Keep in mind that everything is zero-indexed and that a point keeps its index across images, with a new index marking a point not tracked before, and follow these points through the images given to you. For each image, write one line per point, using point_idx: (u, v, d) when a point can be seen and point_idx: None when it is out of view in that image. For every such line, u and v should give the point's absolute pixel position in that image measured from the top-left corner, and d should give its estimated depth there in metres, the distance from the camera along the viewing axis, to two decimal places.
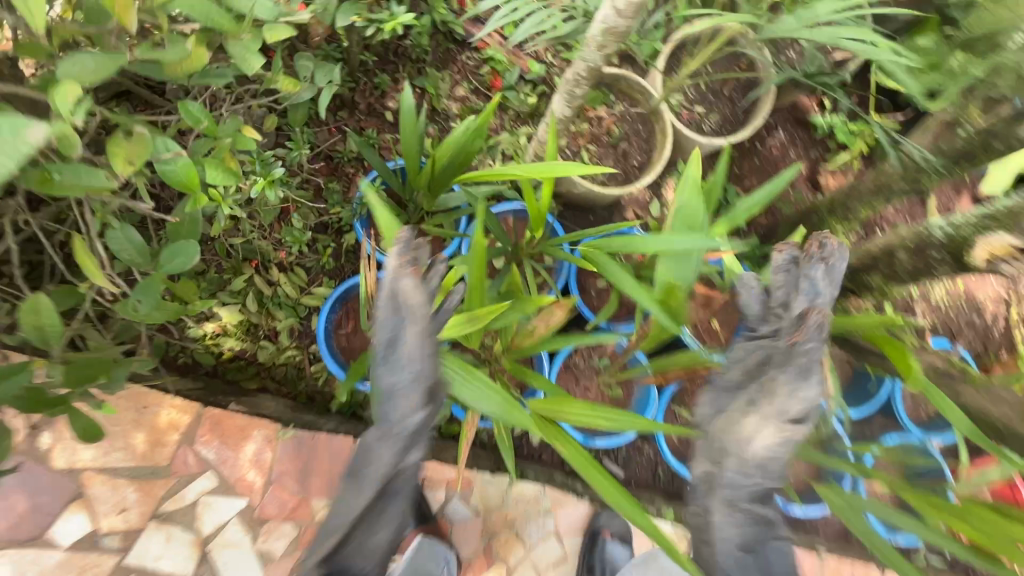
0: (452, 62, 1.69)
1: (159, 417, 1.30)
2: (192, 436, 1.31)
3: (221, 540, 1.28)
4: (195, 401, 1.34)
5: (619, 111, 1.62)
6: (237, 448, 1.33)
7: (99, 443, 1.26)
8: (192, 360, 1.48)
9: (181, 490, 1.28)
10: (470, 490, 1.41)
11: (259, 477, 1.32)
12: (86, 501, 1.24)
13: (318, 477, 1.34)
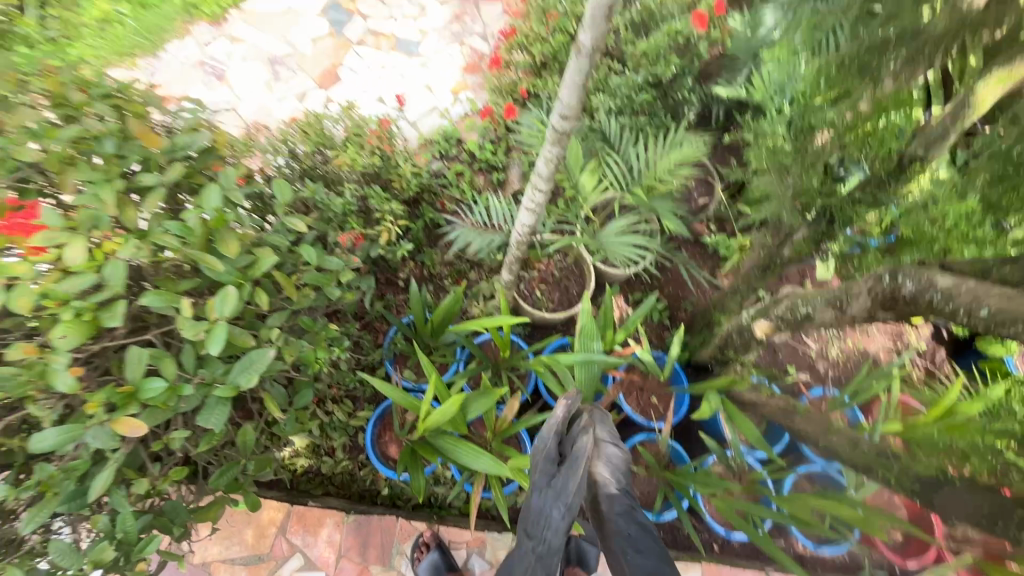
0: (439, 241, 2.28)
1: (261, 515, 1.84)
2: (284, 529, 1.84)
3: None
4: (285, 501, 1.88)
5: (557, 259, 2.23)
6: (314, 534, 1.85)
7: (221, 540, 1.81)
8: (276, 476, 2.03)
9: (278, 570, 1.80)
10: (483, 547, 1.89)
11: (331, 554, 1.83)
12: None
13: (374, 549, 1.85)
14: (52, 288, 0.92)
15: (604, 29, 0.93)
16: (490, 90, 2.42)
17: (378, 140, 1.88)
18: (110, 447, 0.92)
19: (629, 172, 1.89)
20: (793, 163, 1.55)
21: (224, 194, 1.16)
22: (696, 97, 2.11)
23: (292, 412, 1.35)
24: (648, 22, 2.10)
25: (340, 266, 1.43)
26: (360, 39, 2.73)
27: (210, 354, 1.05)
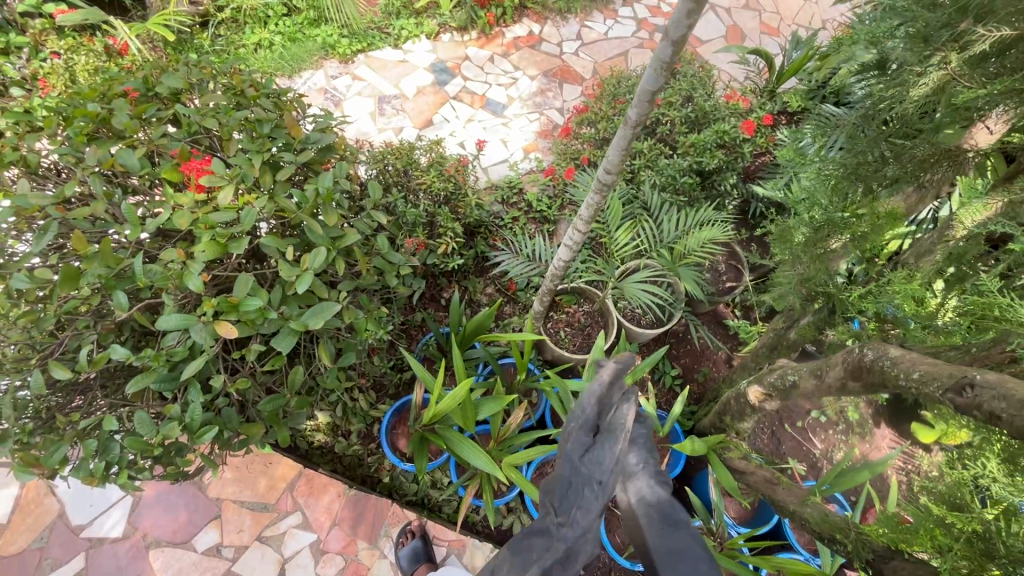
0: (485, 273, 2.55)
1: (277, 471, 2.07)
2: (292, 488, 2.05)
3: (295, 561, 1.94)
4: (298, 464, 2.10)
5: (586, 308, 2.42)
6: (316, 500, 2.04)
7: (237, 483, 2.04)
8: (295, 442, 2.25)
9: (278, 522, 1.99)
10: (463, 550, 2.01)
11: (326, 520, 2.01)
12: (220, 522, 1.98)
13: (364, 526, 2.01)
14: (205, 216, 1.25)
15: (648, 110, 1.21)
16: (555, 153, 2.77)
17: (455, 171, 2.23)
18: (208, 341, 1.20)
19: (659, 237, 2.17)
20: (803, 254, 1.76)
21: (335, 179, 1.50)
22: (736, 191, 2.41)
23: (335, 369, 1.61)
24: (701, 120, 2.33)
25: (402, 260, 1.72)
26: (456, 94, 3.21)
27: (296, 292, 1.33)
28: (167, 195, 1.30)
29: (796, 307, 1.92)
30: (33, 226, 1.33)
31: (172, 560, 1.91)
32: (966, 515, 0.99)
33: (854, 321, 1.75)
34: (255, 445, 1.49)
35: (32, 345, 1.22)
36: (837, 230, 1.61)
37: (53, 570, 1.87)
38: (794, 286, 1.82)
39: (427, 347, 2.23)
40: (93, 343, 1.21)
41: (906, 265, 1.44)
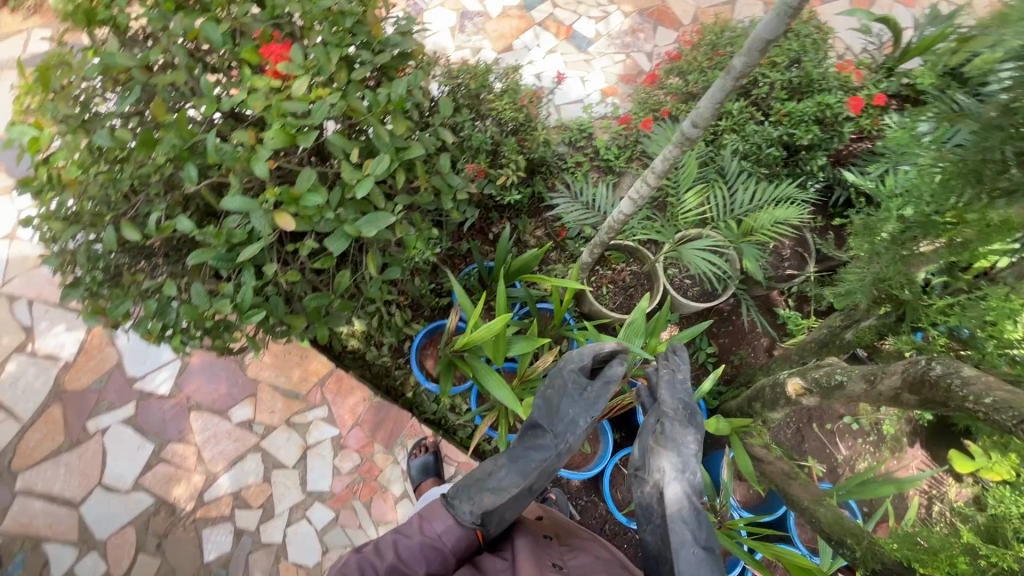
0: (539, 214, 2.49)
1: (311, 365, 2.19)
2: (321, 383, 2.17)
3: (316, 449, 2.09)
4: (330, 363, 2.20)
5: (634, 268, 2.35)
6: (342, 399, 2.15)
7: (273, 369, 2.17)
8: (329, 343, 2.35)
9: (305, 411, 2.13)
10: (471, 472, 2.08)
11: (348, 419, 2.13)
12: (254, 400, 2.12)
13: (382, 432, 2.12)
14: (278, 104, 1.25)
15: (757, 61, 1.08)
16: (635, 101, 2.61)
17: (528, 102, 2.13)
18: (266, 229, 1.23)
19: (730, 208, 2.05)
20: (884, 252, 1.62)
21: (408, 87, 1.45)
22: (824, 173, 2.22)
23: (378, 280, 1.63)
24: (804, 87, 2.12)
25: (460, 184, 1.68)
26: (542, 21, 3.02)
27: (354, 196, 1.33)
28: (244, 76, 1.29)
29: (860, 307, 1.80)
30: (117, 88, 1.36)
31: (209, 425, 2.08)
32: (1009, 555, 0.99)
33: (921, 334, 1.63)
34: (296, 337, 1.56)
35: (107, 203, 1.28)
36: (932, 233, 1.46)
37: (108, 412, 2.07)
38: (865, 285, 1.70)
39: (467, 277, 2.23)
40: (161, 211, 1.26)
41: (1002, 284, 1.30)
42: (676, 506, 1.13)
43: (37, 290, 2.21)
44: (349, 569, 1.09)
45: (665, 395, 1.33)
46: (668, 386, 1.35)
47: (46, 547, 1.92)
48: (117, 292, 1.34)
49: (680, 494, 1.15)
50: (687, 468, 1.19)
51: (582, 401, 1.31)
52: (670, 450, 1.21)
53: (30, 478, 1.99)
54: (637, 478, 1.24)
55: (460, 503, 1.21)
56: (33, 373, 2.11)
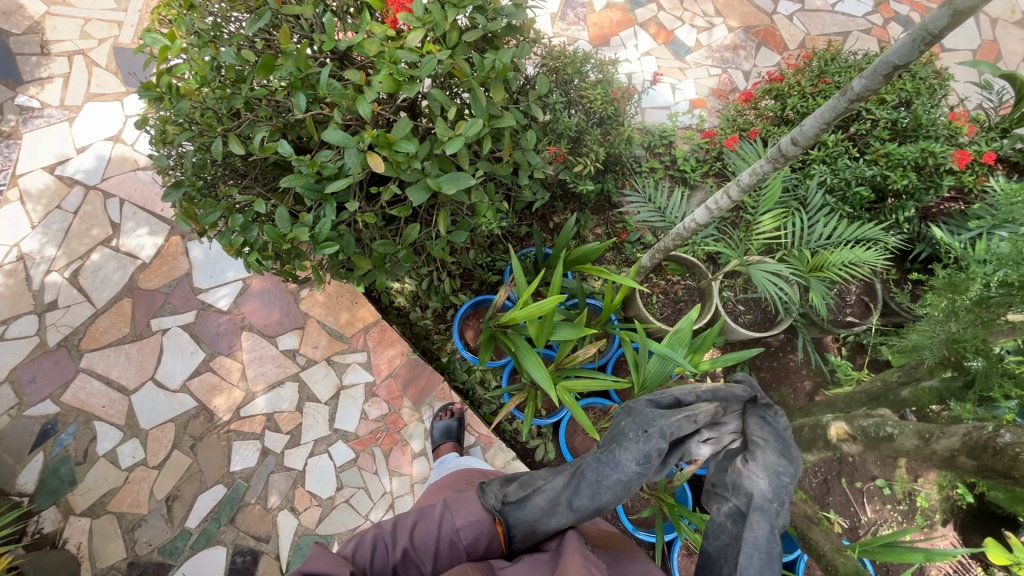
0: (603, 212, 2.48)
1: (359, 312, 2.27)
2: (365, 331, 2.25)
3: (349, 390, 2.17)
4: (376, 314, 2.28)
5: (688, 283, 2.31)
6: (381, 350, 2.23)
7: (324, 309, 2.27)
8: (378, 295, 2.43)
9: (345, 354, 2.21)
10: (489, 446, 2.12)
11: (384, 370, 2.20)
12: (301, 333, 2.23)
13: (413, 389, 2.18)
14: (392, 51, 1.30)
15: (878, 86, 1.05)
16: (724, 117, 2.59)
17: (619, 97, 2.13)
18: (357, 166, 1.29)
19: (806, 239, 1.99)
20: (965, 313, 1.55)
21: (512, 58, 1.48)
22: (910, 225, 2.13)
23: (444, 240, 1.68)
24: (910, 131, 2.02)
25: (539, 163, 1.71)
26: (644, 21, 2.99)
27: (443, 153, 1.37)
28: (364, 20, 1.35)
29: (925, 367, 1.73)
30: (246, 14, 1.45)
31: (258, 346, 2.20)
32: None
33: (985, 407, 1.55)
34: (356, 277, 1.63)
35: (219, 117, 1.37)
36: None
37: (172, 315, 2.22)
38: (935, 343, 1.63)
39: (523, 259, 2.26)
40: (266, 132, 1.34)
41: None
42: (751, 536, 0.97)
43: (130, 192, 2.39)
44: (365, 542, 1.15)
45: (753, 424, 1.05)
46: (757, 413, 1.06)
47: (96, 424, 2.08)
48: (210, 201, 1.43)
49: (760, 527, 0.97)
50: (777, 501, 0.98)
51: (643, 422, 1.14)
52: (758, 475, 0.99)
53: (94, 359, 2.16)
54: (715, 495, 1.07)
55: (488, 492, 1.28)
56: (114, 266, 2.28)
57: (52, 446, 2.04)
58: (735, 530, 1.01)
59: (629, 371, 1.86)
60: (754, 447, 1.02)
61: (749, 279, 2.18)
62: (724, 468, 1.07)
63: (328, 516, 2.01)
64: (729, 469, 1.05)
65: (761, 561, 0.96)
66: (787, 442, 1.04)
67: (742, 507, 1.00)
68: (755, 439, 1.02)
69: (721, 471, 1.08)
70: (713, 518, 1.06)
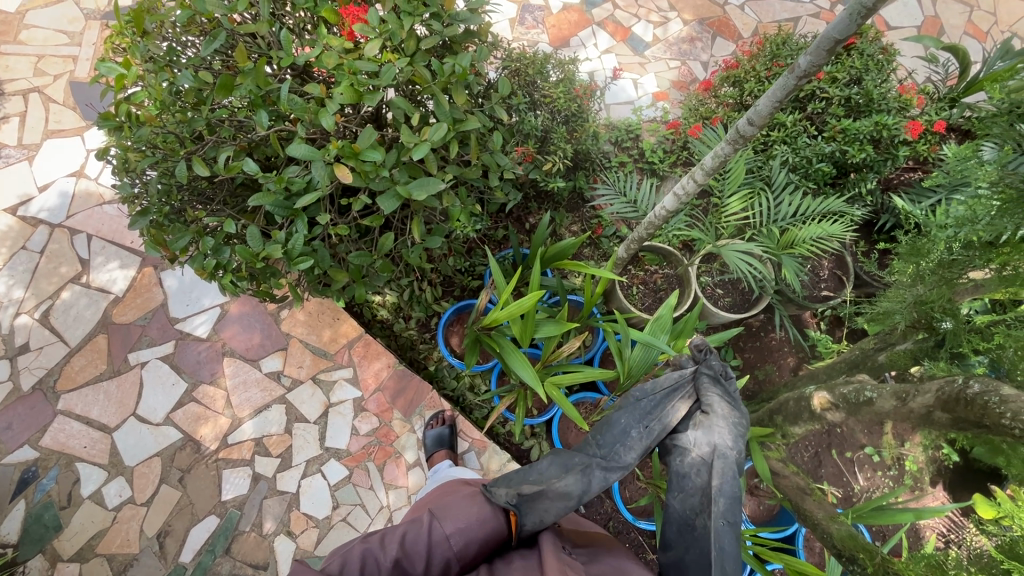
0: (577, 209, 2.50)
1: (341, 329, 2.26)
2: (349, 346, 2.23)
3: (337, 408, 2.15)
4: (359, 329, 2.27)
5: (666, 272, 2.34)
6: (367, 365, 2.21)
7: (305, 329, 2.25)
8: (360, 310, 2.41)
9: (331, 372, 2.19)
10: (483, 450, 2.12)
11: (371, 384, 2.19)
12: (284, 354, 2.20)
13: (402, 400, 2.17)
14: (351, 62, 1.31)
15: (823, 61, 1.09)
16: (686, 107, 2.65)
17: (581, 94, 2.17)
18: (325, 179, 1.29)
19: (773, 217, 2.04)
20: (929, 275, 1.60)
21: (471, 62, 1.50)
22: (872, 197, 2.19)
23: (419, 247, 1.68)
24: (863, 106, 2.10)
25: (508, 164, 1.73)
26: (601, 20, 3.05)
27: (410, 159, 1.37)
28: (321, 34, 1.36)
29: (898, 331, 1.79)
30: (200, 36, 1.44)
31: (241, 371, 2.17)
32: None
33: (959, 365, 1.60)
34: (335, 292, 1.63)
35: (181, 141, 1.37)
36: (985, 259, 1.45)
37: (149, 347, 2.18)
38: (906, 306, 1.68)
39: (502, 262, 2.26)
40: (230, 151, 1.34)
41: None
42: (717, 484, 1.18)
43: (97, 226, 2.34)
44: (352, 556, 1.07)
45: (705, 384, 1.31)
46: (709, 374, 1.32)
47: (78, 466, 2.02)
48: (179, 226, 1.42)
49: (724, 470, 1.19)
50: (732, 445, 1.22)
51: (646, 416, 1.30)
52: (717, 426, 1.24)
53: (72, 400, 2.10)
54: (677, 451, 1.27)
55: (498, 491, 1.22)
56: (85, 303, 2.23)
57: (33, 492, 1.98)
58: (699, 478, 1.21)
59: (614, 361, 1.87)
60: (709, 404, 1.28)
61: (724, 262, 2.23)
62: (684, 427, 1.29)
63: (326, 536, 1.98)
64: (687, 428, 1.28)
65: (724, 499, 1.17)
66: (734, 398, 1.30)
67: (705, 457, 1.22)
68: (707, 395, 1.29)
69: (681, 430, 1.29)
70: (679, 474, 1.24)
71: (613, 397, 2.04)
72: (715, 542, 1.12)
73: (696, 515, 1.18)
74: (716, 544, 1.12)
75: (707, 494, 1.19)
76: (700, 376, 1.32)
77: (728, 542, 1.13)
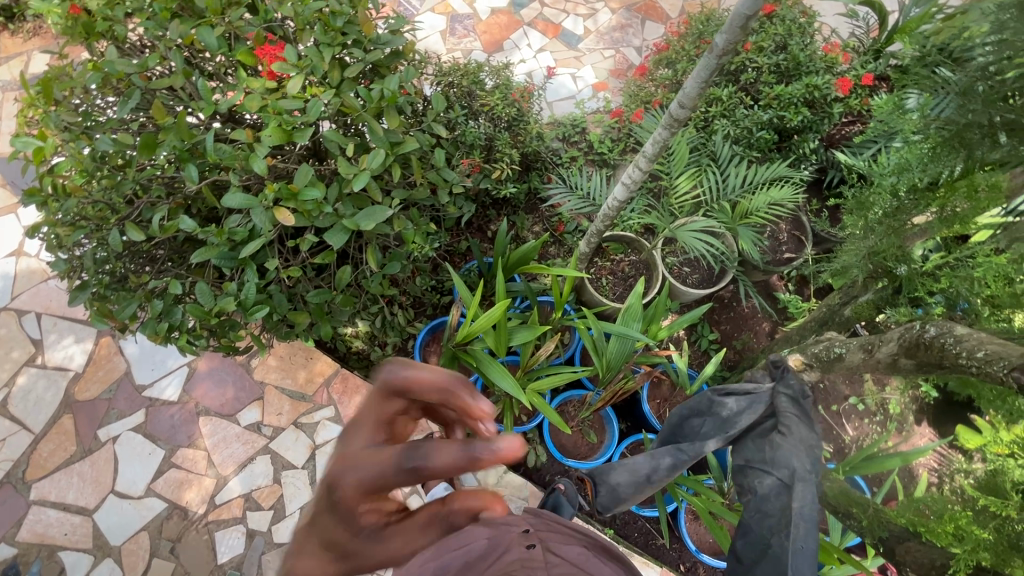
0: (536, 209, 2.49)
1: (317, 368, 2.21)
2: (327, 384, 2.19)
3: (324, 449, 2.10)
4: (335, 365, 2.23)
5: (632, 258, 2.32)
6: (348, 401, 2.17)
7: (280, 374, 2.19)
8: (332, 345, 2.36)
9: (312, 413, 2.15)
10: (477, 466, 2.11)
11: (355, 419, 2.15)
12: (261, 403, 2.15)
13: None
14: (274, 103, 1.28)
15: (738, 37, 1.11)
16: (626, 94, 2.63)
17: (519, 98, 2.17)
18: (266, 225, 1.26)
19: (723, 190, 2.07)
20: (877, 227, 1.64)
21: (400, 83, 1.48)
22: (816, 156, 2.24)
23: (379, 275, 1.65)
24: (792, 71, 2.15)
25: (455, 178, 1.72)
26: (530, 20, 3.07)
27: (352, 191, 1.35)
28: (240, 78, 1.33)
29: (858, 283, 1.84)
30: (116, 96, 1.40)
31: (219, 429, 2.10)
32: (1001, 501, 1.06)
33: (919, 307, 1.65)
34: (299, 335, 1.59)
35: (111, 207, 1.32)
36: (924, 203, 1.49)
37: (119, 420, 2.10)
38: (861, 259, 1.72)
39: (468, 275, 2.24)
40: (165, 211, 1.29)
41: (994, 251, 1.31)
42: (798, 505, 1.06)
43: (45, 303, 2.25)
44: None
45: (782, 402, 1.21)
46: (786, 394, 1.22)
47: (62, 555, 1.94)
48: (123, 294, 1.37)
49: (805, 494, 1.07)
50: (813, 469, 1.11)
51: (720, 421, 1.32)
52: (797, 447, 1.13)
53: (45, 487, 2.01)
54: (757, 469, 1.16)
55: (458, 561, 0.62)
56: (44, 385, 2.13)
57: None
58: (778, 500, 1.09)
59: (591, 358, 1.87)
60: (789, 423, 1.17)
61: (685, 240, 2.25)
62: (757, 443, 1.21)
63: None
64: (766, 443, 1.18)
65: (806, 525, 1.03)
66: (810, 419, 1.22)
67: (787, 478, 1.10)
68: (787, 414, 1.19)
69: (753, 445, 1.21)
70: (755, 492, 1.14)
71: (597, 393, 2.04)
72: (792, 567, 1.00)
73: (772, 535, 1.06)
74: (793, 565, 1.00)
75: (786, 515, 1.07)
76: (777, 395, 1.22)
77: (806, 570, 1.00)
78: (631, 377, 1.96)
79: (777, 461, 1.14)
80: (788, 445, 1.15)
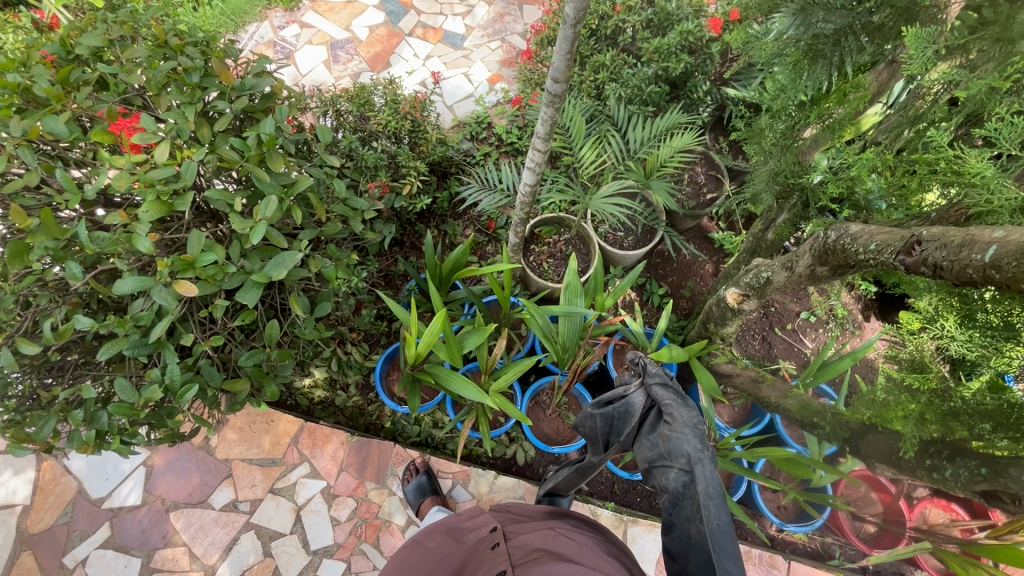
0: (462, 214, 2.47)
1: (283, 430, 2.14)
2: (298, 442, 2.13)
3: (309, 507, 2.04)
4: (301, 422, 2.17)
5: (567, 237, 2.30)
6: (323, 452, 2.12)
7: (246, 445, 2.12)
8: (292, 402, 2.27)
9: (288, 474, 2.08)
10: (467, 478, 2.11)
11: (333, 469, 2.09)
12: (232, 481, 2.06)
13: (372, 469, 2.10)
14: (143, 176, 1.22)
15: (585, 3, 1.09)
16: (521, 80, 2.64)
17: (411, 109, 2.15)
18: (170, 302, 1.19)
19: (628, 151, 2.11)
20: (776, 149, 1.71)
21: (277, 124, 1.44)
22: (710, 97, 2.30)
23: (311, 320, 1.60)
24: (664, 23, 2.23)
25: (364, 205, 1.69)
26: (410, 30, 3.05)
27: (252, 244, 1.30)
28: (104, 158, 1.26)
29: (773, 206, 1.90)
30: None
31: (193, 520, 2.00)
32: (925, 378, 1.17)
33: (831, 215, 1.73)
34: (244, 402, 1.52)
35: None
36: (806, 117, 1.55)
37: (83, 541, 1.96)
38: (768, 183, 1.79)
39: (410, 295, 2.18)
40: (55, 317, 1.20)
41: (873, 147, 1.38)
42: (702, 488, 1.04)
43: None
44: None
45: (657, 391, 1.24)
46: (656, 382, 1.27)
47: None
48: (35, 414, 1.27)
49: (707, 473, 1.07)
50: (704, 447, 1.11)
51: (622, 417, 1.30)
52: (684, 430, 1.13)
53: None
54: (660, 466, 1.14)
55: None
56: None
57: None
58: (687, 490, 1.06)
59: (545, 345, 1.87)
60: (670, 409, 1.18)
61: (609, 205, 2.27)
62: (652, 439, 1.20)
63: None
64: (656, 435, 1.18)
65: (714, 502, 1.03)
66: (683, 395, 1.25)
67: (685, 464, 1.09)
68: (665, 402, 1.21)
69: (648, 442, 1.19)
70: (666, 489, 1.11)
71: (564, 374, 2.04)
72: (715, 548, 0.97)
73: (690, 524, 1.02)
74: (715, 545, 0.98)
75: (695, 500, 1.04)
76: (648, 386, 1.26)
77: (728, 546, 0.98)
78: (591, 351, 1.96)
79: (670, 451, 1.12)
80: (675, 429, 1.15)
